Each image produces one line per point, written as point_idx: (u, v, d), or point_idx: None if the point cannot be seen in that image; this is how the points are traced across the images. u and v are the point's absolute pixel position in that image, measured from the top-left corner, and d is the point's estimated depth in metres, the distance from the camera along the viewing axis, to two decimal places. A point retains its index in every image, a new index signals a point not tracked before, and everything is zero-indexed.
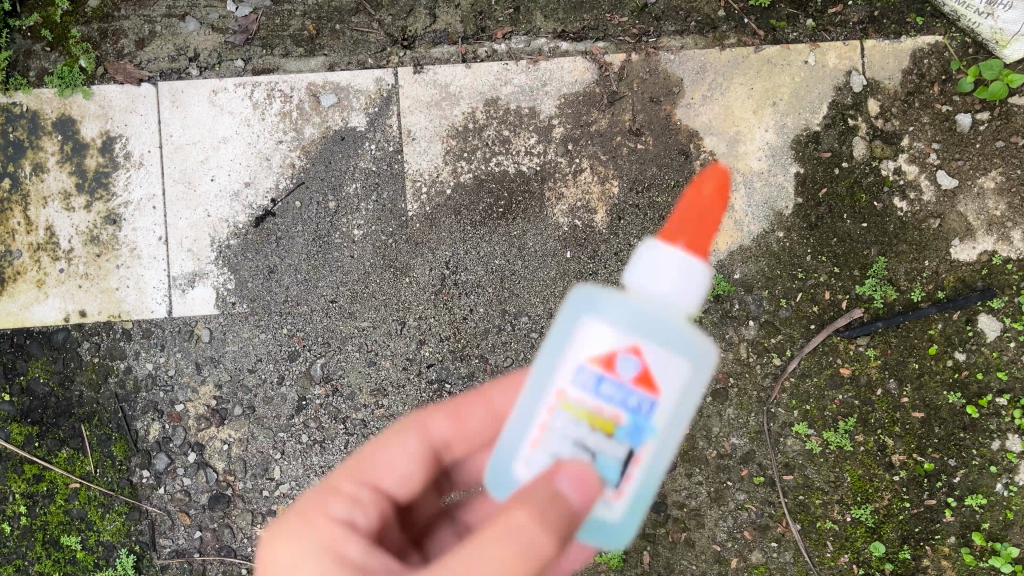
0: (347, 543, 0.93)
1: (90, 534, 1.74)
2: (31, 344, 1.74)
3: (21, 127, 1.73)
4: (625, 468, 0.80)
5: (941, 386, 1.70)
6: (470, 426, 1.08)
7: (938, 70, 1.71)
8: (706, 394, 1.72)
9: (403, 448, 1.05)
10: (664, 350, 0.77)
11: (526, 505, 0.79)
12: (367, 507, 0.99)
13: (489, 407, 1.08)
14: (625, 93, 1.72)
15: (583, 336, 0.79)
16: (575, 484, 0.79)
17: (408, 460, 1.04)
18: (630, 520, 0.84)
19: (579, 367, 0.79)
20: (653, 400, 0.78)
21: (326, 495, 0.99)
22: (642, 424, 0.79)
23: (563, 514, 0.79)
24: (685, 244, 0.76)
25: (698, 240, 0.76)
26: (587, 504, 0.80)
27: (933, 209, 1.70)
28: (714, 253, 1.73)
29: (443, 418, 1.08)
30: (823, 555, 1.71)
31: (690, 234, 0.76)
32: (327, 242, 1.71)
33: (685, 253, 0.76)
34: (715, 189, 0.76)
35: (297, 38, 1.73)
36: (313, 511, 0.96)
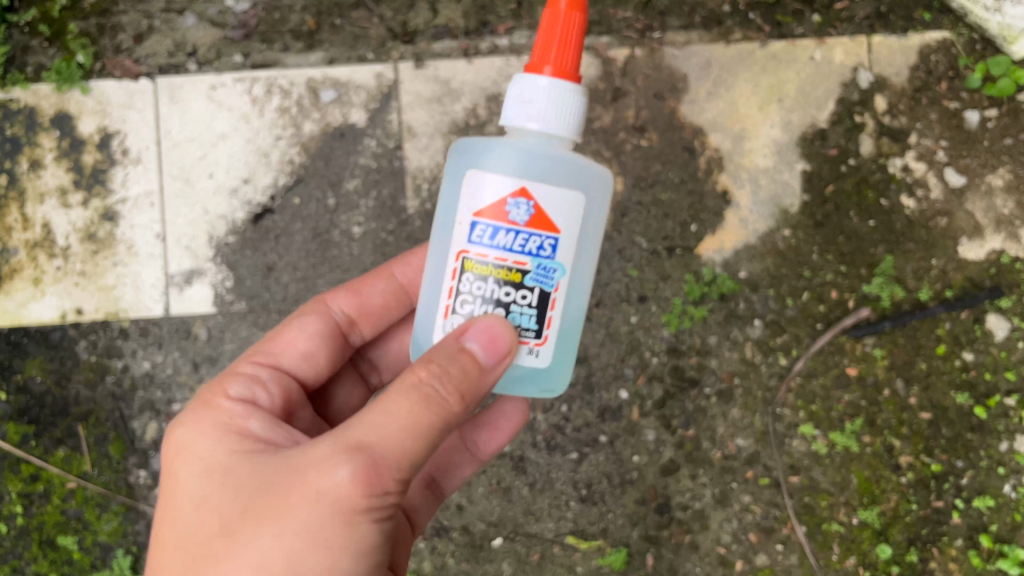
0: (251, 419, 1.08)
1: (87, 535, 1.71)
2: (27, 342, 1.71)
3: (17, 123, 1.70)
4: (542, 310, 1.00)
5: (949, 387, 1.67)
6: (369, 300, 1.38)
7: (945, 66, 1.69)
8: (711, 394, 1.69)
9: (304, 325, 1.28)
10: (550, 186, 0.98)
11: (428, 368, 0.95)
12: (265, 390, 1.17)
13: (389, 286, 1.40)
14: (629, 88, 1.69)
15: (480, 192, 0.99)
16: (483, 342, 0.95)
17: (308, 338, 1.27)
18: (555, 359, 1.07)
19: (475, 219, 0.99)
20: (552, 237, 0.98)
21: (231, 375, 1.17)
22: (545, 264, 0.99)
23: (465, 379, 0.95)
24: (551, 69, 0.99)
25: (561, 52, 0.99)
26: (497, 362, 0.95)
27: (940, 207, 1.68)
28: (720, 251, 1.69)
29: (346, 298, 1.36)
30: (830, 558, 1.68)
31: (554, 57, 0.99)
32: (326, 239, 1.69)
33: (551, 77, 0.99)
34: (567, 5, 0.97)
35: (297, 33, 1.70)
36: (214, 396, 1.12)
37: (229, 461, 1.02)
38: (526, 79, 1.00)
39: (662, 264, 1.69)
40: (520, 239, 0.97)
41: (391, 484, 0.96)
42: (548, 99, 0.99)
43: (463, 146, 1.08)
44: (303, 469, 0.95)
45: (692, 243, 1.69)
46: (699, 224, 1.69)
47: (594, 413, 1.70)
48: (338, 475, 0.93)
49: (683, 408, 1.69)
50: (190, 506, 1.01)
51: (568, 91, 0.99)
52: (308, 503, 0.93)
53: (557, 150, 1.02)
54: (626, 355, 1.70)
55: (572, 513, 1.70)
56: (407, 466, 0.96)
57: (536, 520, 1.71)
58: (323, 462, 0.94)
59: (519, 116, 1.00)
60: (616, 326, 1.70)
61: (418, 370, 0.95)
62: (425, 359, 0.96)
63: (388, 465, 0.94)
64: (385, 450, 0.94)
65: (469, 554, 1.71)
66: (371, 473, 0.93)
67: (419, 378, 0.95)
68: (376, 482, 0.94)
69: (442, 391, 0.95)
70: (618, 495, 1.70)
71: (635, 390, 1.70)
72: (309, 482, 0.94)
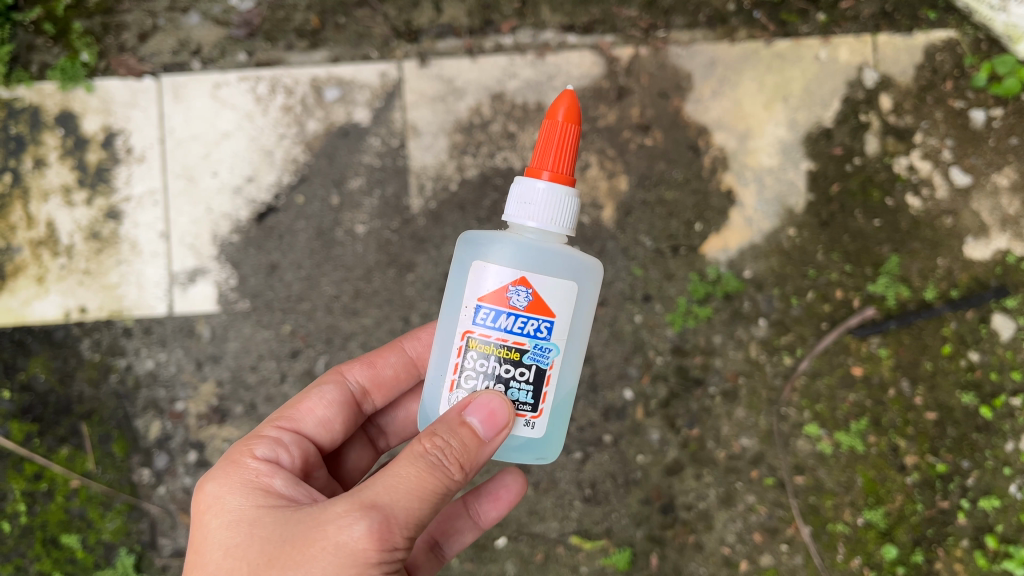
0: (274, 477, 1.06)
1: (90, 534, 1.71)
2: (30, 341, 1.71)
3: (22, 121, 1.70)
4: (539, 386, 1.01)
5: (955, 387, 1.66)
6: (380, 371, 1.35)
7: (951, 65, 1.68)
8: (715, 393, 1.69)
9: (322, 392, 1.25)
10: (549, 276, 1.00)
11: (432, 438, 0.96)
12: (288, 451, 1.14)
13: (401, 357, 1.37)
14: (634, 87, 1.69)
15: (481, 278, 1.00)
16: (483, 417, 0.97)
17: (326, 405, 1.24)
18: (550, 430, 1.07)
19: (478, 303, 0.99)
20: (549, 320, 0.99)
21: (256, 436, 1.13)
22: (542, 344, 0.99)
23: (466, 448, 0.96)
24: (549, 172, 1.01)
25: (558, 156, 1.01)
26: (495, 435, 0.97)
27: (946, 206, 1.67)
28: (724, 250, 1.69)
29: (360, 368, 1.33)
30: (835, 558, 1.66)
31: (551, 162, 1.01)
32: (330, 238, 1.68)
33: (548, 182, 1.01)
34: (565, 115, 0.99)
35: (301, 32, 1.69)
36: (240, 455, 1.09)
37: (252, 513, 1.00)
38: (524, 181, 1.01)
39: (667, 263, 1.69)
40: (518, 324, 0.98)
41: (401, 544, 0.94)
42: (546, 204, 1.00)
43: (466, 237, 1.09)
44: (318, 527, 0.93)
45: (696, 242, 1.69)
46: (704, 223, 1.69)
47: (598, 413, 1.70)
48: (352, 532, 0.92)
49: (688, 408, 1.69)
50: (212, 561, 0.99)
51: (565, 196, 1.01)
52: (322, 559, 0.91)
53: (555, 245, 1.03)
54: (630, 355, 1.69)
55: (576, 513, 1.70)
56: (416, 526, 0.95)
57: (540, 519, 1.70)
58: (338, 519, 0.93)
59: (518, 215, 1.02)
60: (620, 325, 1.69)
61: (423, 438, 0.96)
62: (429, 428, 0.97)
63: (399, 526, 0.93)
64: (396, 509, 0.93)
65: (472, 554, 1.71)
66: (385, 531, 0.92)
67: (424, 447, 0.95)
68: (388, 541, 0.93)
69: (445, 457, 0.95)
70: (622, 494, 1.69)
71: (639, 389, 1.69)
72: (326, 537, 0.92)
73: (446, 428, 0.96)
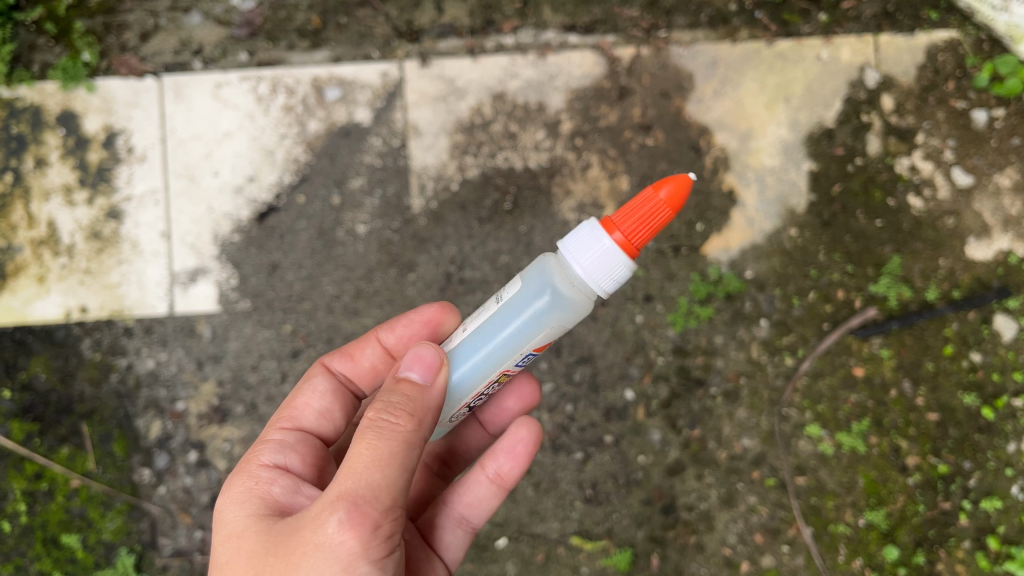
0: (274, 484, 1.06)
1: (90, 533, 1.70)
2: (31, 340, 1.71)
3: (23, 121, 1.70)
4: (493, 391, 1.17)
5: (956, 387, 1.66)
6: (360, 363, 1.30)
7: (953, 65, 1.68)
8: (717, 394, 1.69)
9: (314, 385, 1.25)
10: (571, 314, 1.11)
11: (374, 407, 0.96)
12: (297, 454, 1.15)
13: (379, 349, 1.31)
14: (635, 88, 1.69)
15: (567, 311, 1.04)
16: (418, 368, 1.01)
17: (321, 397, 1.24)
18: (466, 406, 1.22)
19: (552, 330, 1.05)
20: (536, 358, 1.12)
21: (259, 444, 1.15)
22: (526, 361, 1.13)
23: (409, 405, 0.97)
24: (620, 234, 0.97)
25: (637, 227, 0.97)
26: (435, 376, 1.01)
27: (948, 207, 1.67)
28: (726, 251, 1.69)
29: (338, 360, 1.30)
30: (836, 559, 1.65)
31: (628, 226, 0.97)
32: (331, 237, 1.68)
33: (615, 242, 0.97)
34: (667, 197, 0.96)
35: (302, 31, 1.69)
36: (246, 464, 1.10)
37: (240, 528, 1.00)
38: (595, 229, 0.98)
39: (668, 263, 1.68)
40: (526, 359, 1.09)
41: (382, 520, 0.91)
42: (601, 264, 0.97)
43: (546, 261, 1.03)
44: (299, 532, 0.91)
45: (697, 243, 1.68)
46: (705, 223, 1.68)
47: (599, 413, 1.69)
48: (328, 528, 0.89)
49: (689, 408, 1.69)
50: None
51: (622, 265, 0.97)
52: (309, 563, 0.89)
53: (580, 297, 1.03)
54: (632, 355, 1.69)
55: (577, 514, 1.69)
56: (392, 497, 0.92)
57: (541, 520, 1.70)
58: (313, 519, 0.90)
59: (572, 254, 0.98)
60: (621, 325, 1.69)
61: (367, 412, 0.95)
62: (373, 402, 0.97)
63: (369, 502, 0.90)
64: (363, 489, 0.90)
65: (473, 554, 1.70)
66: (357, 515, 0.89)
67: (371, 417, 0.95)
68: (366, 523, 0.89)
69: (395, 421, 0.95)
70: (624, 495, 1.69)
71: (640, 390, 1.69)
72: (307, 540, 0.90)
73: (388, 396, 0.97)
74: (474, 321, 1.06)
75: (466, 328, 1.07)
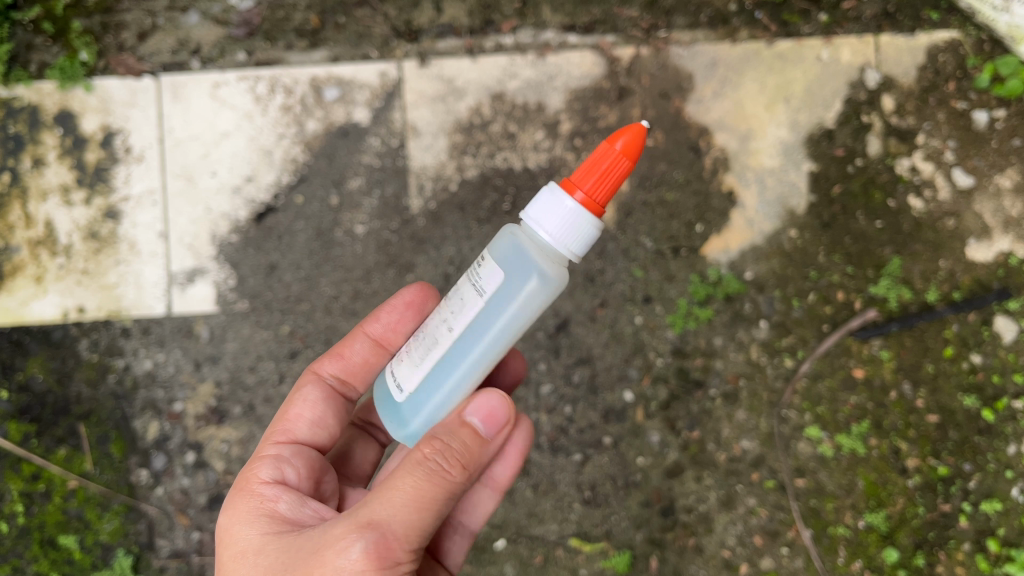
0: (280, 499, 1.07)
1: (88, 535, 1.70)
2: (28, 341, 1.70)
3: (21, 121, 1.69)
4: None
5: (956, 389, 1.66)
6: (351, 360, 1.29)
7: (953, 66, 1.68)
8: (716, 395, 1.68)
9: (305, 395, 1.24)
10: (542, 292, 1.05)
11: (430, 445, 0.96)
12: (293, 464, 1.14)
13: (367, 341, 1.30)
14: (634, 88, 1.68)
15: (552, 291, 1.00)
16: (482, 417, 1.00)
17: (313, 407, 1.24)
18: None
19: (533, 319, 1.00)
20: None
21: (257, 459, 1.14)
22: None
23: (467, 454, 0.97)
24: (582, 194, 0.95)
25: (597, 184, 0.95)
26: (495, 433, 1.01)
27: (948, 208, 1.66)
28: (725, 252, 1.68)
29: (328, 363, 1.29)
30: (836, 561, 1.65)
31: (588, 185, 0.95)
32: (329, 238, 1.68)
33: (579, 203, 0.95)
34: (624, 148, 0.94)
35: (301, 31, 1.69)
36: (246, 482, 1.10)
37: (257, 545, 1.01)
38: (557, 191, 0.95)
39: (667, 264, 1.68)
40: None
41: (405, 556, 0.93)
42: (566, 226, 0.94)
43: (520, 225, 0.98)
44: (320, 554, 0.92)
45: (697, 244, 1.68)
46: (705, 224, 1.68)
47: (598, 415, 1.69)
48: (352, 554, 0.90)
49: (688, 410, 1.68)
50: None
51: (587, 225, 0.95)
52: None
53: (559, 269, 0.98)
54: (630, 357, 1.68)
55: (575, 515, 1.69)
56: (418, 537, 0.94)
57: (539, 522, 1.69)
58: (338, 542, 0.92)
59: (536, 222, 0.96)
60: (620, 326, 1.68)
61: (423, 447, 0.95)
62: (432, 440, 0.96)
63: (397, 539, 0.92)
64: (394, 525, 0.92)
65: (472, 556, 1.70)
66: (384, 548, 0.91)
67: (424, 454, 0.95)
68: (391, 555, 0.91)
69: (449, 468, 0.95)
70: (623, 497, 1.69)
71: (639, 391, 1.68)
72: (329, 563, 0.91)
73: (449, 439, 0.96)
74: (463, 323, 0.97)
75: (452, 328, 0.97)
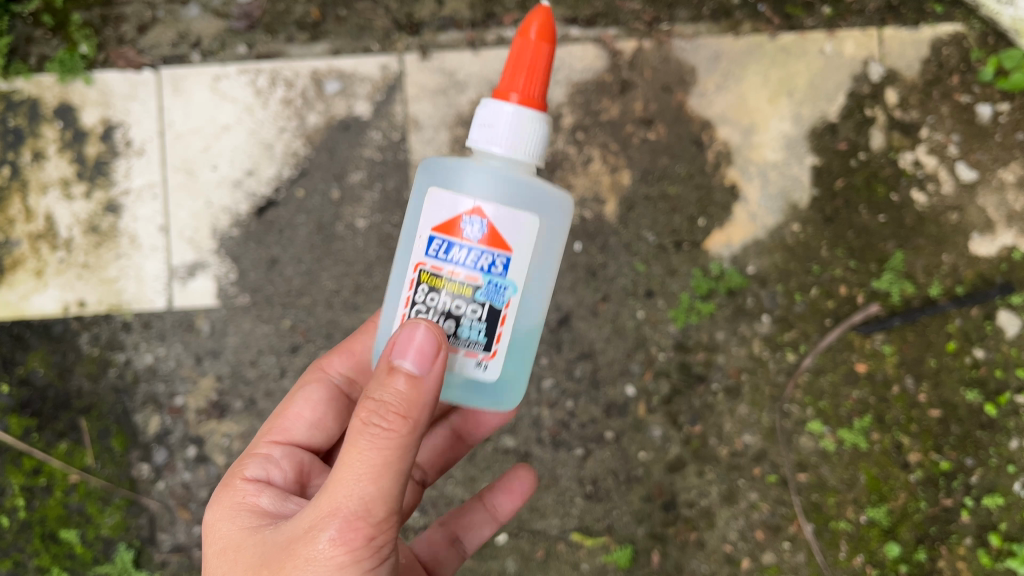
0: (262, 495, 1.08)
1: (89, 529, 1.70)
2: (29, 335, 1.69)
3: (21, 114, 1.68)
4: (492, 325, 0.97)
5: (959, 384, 1.65)
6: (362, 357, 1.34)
7: (957, 59, 1.67)
8: (718, 390, 1.68)
9: (307, 394, 1.27)
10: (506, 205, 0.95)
11: (365, 408, 0.92)
12: (280, 466, 1.17)
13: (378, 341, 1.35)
14: (637, 81, 1.67)
15: (438, 205, 0.97)
16: (413, 357, 0.92)
17: (313, 407, 1.27)
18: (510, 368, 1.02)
19: (432, 233, 0.96)
20: (505, 255, 0.95)
21: (248, 456, 1.17)
22: (497, 281, 0.96)
23: (406, 405, 0.92)
24: (518, 95, 0.96)
25: (529, 80, 0.96)
26: (431, 368, 0.92)
27: (952, 202, 1.66)
28: (728, 246, 1.67)
29: (335, 361, 1.33)
30: (837, 556, 1.65)
31: (522, 84, 0.96)
32: (330, 232, 1.67)
33: (517, 104, 0.96)
34: (538, 34, 0.94)
35: (301, 24, 1.68)
36: (231, 478, 1.12)
37: (237, 541, 1.02)
38: (493, 104, 0.97)
39: (669, 259, 1.67)
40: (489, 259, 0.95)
41: (375, 530, 0.92)
42: (510, 126, 0.96)
43: (427, 165, 1.05)
44: (291, 546, 0.93)
45: (699, 238, 1.67)
46: (707, 218, 1.67)
47: (600, 409, 1.68)
48: (321, 543, 0.90)
49: (690, 404, 1.68)
50: None
51: (533, 119, 0.96)
52: None
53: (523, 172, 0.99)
54: (633, 351, 1.68)
55: (577, 510, 1.68)
56: (383, 507, 0.92)
57: (541, 516, 1.69)
58: (307, 532, 0.92)
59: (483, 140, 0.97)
60: (622, 321, 1.68)
61: (360, 413, 0.92)
62: (366, 404, 0.92)
63: (360, 515, 0.90)
64: (354, 502, 0.90)
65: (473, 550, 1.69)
66: (350, 532, 0.90)
67: (362, 420, 0.91)
68: (359, 536, 0.91)
69: (386, 426, 0.91)
70: (624, 491, 1.68)
71: (641, 386, 1.68)
72: (300, 556, 0.91)
73: (380, 396, 0.92)
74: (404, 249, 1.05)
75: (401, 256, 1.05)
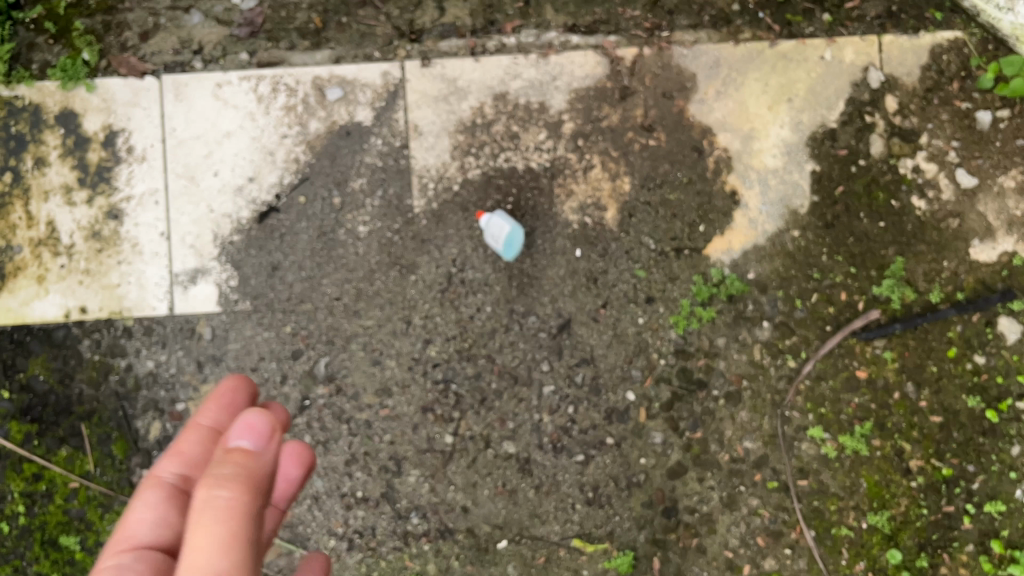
0: None
1: (89, 535, 1.70)
2: (30, 341, 1.70)
3: (22, 121, 1.69)
4: None
5: (960, 390, 1.65)
6: (190, 453, 1.08)
7: (957, 66, 1.68)
8: (719, 396, 1.68)
9: (144, 500, 1.03)
10: None
11: (202, 493, 0.85)
12: (133, 568, 0.96)
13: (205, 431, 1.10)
14: (637, 88, 1.68)
15: None
16: (247, 435, 0.91)
17: (155, 509, 1.03)
18: None
19: None
20: None
21: None
22: None
23: (242, 478, 0.87)
24: None
25: None
26: (266, 445, 0.92)
27: (952, 208, 1.66)
28: (728, 252, 1.68)
29: (164, 461, 1.07)
30: (839, 562, 1.65)
31: None
32: (331, 238, 1.68)
33: None
34: None
35: (303, 31, 1.70)
36: None
37: None
38: None
39: (670, 265, 1.67)
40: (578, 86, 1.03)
41: None
42: None
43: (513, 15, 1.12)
44: None
45: (700, 244, 1.68)
46: (707, 224, 1.68)
47: (601, 415, 1.68)
48: None
49: (691, 410, 1.68)
50: None
51: None
52: None
53: None
54: (634, 357, 1.68)
55: (578, 516, 1.68)
56: None
57: (542, 522, 1.68)
58: None
59: None
60: (623, 327, 1.68)
61: (196, 494, 0.85)
62: (202, 480, 0.86)
63: (168, 555, 1.00)
64: None
65: (474, 557, 1.68)
66: None
67: (199, 505, 0.84)
68: None
69: (229, 497, 0.85)
70: (626, 497, 1.68)
71: (642, 392, 1.68)
72: None
73: (216, 468, 0.87)
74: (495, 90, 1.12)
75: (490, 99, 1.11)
